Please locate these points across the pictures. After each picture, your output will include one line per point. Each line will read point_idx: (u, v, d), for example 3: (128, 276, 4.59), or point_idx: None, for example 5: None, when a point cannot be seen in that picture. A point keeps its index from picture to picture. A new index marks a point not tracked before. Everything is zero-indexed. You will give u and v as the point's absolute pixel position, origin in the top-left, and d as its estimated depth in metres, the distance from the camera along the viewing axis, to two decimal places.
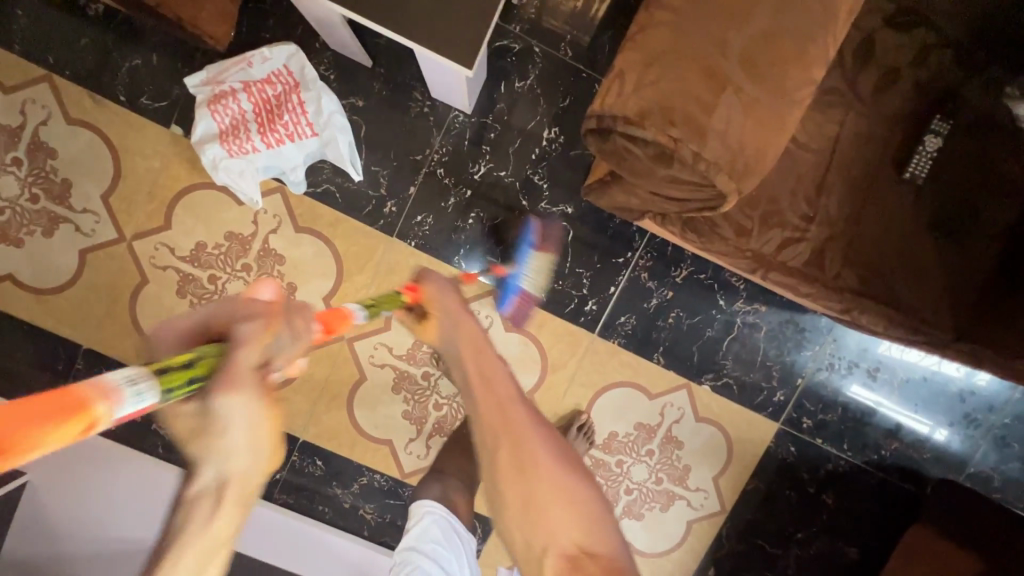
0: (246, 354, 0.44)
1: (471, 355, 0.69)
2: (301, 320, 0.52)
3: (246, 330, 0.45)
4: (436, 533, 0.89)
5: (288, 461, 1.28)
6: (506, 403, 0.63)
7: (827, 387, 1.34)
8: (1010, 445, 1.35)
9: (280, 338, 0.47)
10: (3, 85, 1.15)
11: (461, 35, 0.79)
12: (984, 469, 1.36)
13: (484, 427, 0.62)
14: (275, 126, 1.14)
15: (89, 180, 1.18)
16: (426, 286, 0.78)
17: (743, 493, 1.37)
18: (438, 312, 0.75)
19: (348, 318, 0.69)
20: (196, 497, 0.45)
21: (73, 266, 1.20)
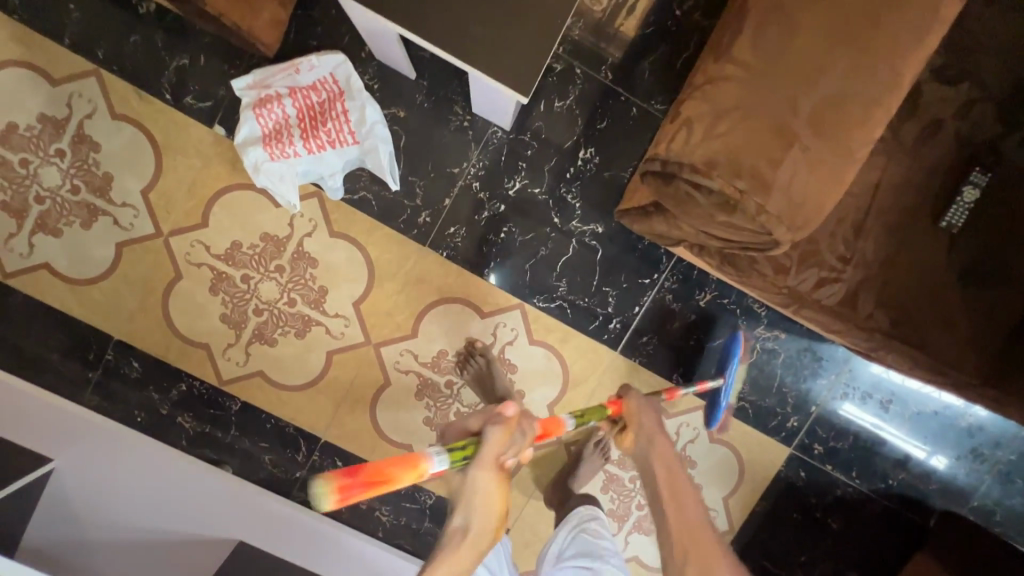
0: (491, 447, 0.65)
1: (668, 479, 0.89)
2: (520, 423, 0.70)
3: (491, 432, 0.66)
4: None
5: (308, 461, 1.30)
6: (698, 529, 0.82)
7: (840, 415, 1.37)
8: (1014, 481, 1.38)
9: (514, 437, 0.68)
10: (51, 77, 1.18)
11: (518, 63, 0.81)
12: (988, 503, 1.39)
13: (679, 545, 0.81)
14: (318, 133, 1.16)
15: (130, 174, 1.21)
16: (630, 403, 1.01)
17: (752, 514, 1.39)
18: (637, 427, 0.97)
19: (562, 425, 0.86)
20: (452, 534, 0.63)
21: (109, 257, 1.23)
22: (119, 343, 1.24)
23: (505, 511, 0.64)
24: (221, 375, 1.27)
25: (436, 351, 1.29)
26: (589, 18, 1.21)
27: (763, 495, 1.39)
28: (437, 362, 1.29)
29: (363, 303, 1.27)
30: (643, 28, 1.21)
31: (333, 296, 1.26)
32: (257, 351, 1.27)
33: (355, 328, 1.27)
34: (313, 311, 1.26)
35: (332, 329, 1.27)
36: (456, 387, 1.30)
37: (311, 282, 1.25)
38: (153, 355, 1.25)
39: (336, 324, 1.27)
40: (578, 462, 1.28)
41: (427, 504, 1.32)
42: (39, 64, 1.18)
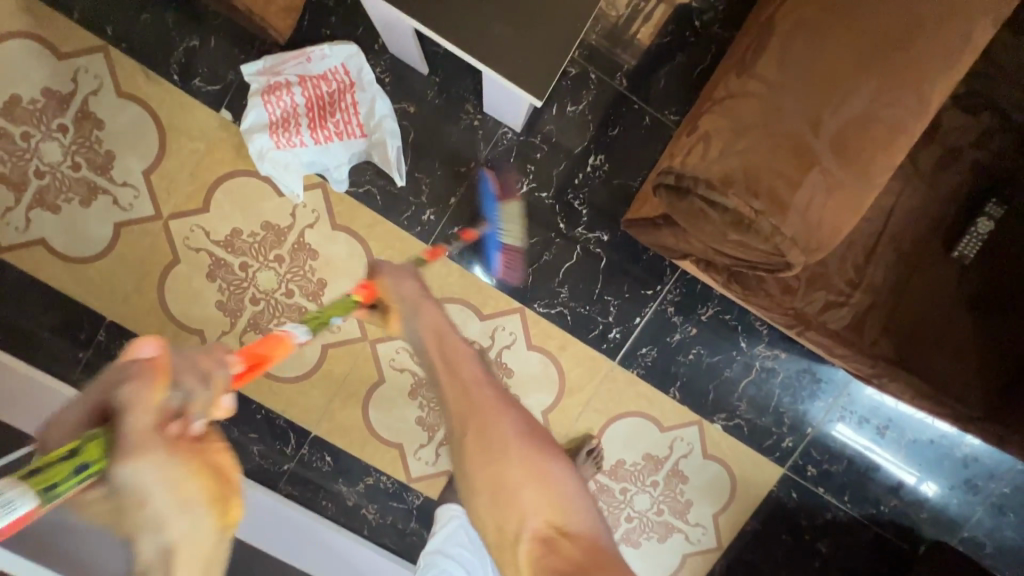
0: (134, 419, 0.42)
1: (435, 347, 0.71)
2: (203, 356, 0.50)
3: (126, 394, 0.43)
4: (461, 539, 0.94)
5: (296, 454, 1.28)
6: (473, 391, 0.67)
7: (835, 438, 1.36)
8: (1006, 514, 1.37)
9: (177, 389, 0.46)
10: (58, 51, 1.16)
11: (535, 66, 0.80)
12: (979, 534, 1.37)
13: (453, 418, 0.66)
14: (326, 123, 1.14)
15: (132, 154, 1.19)
16: (380, 282, 0.75)
17: (741, 533, 1.38)
18: (401, 304, 0.74)
19: (285, 340, 0.64)
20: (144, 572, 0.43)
21: (106, 237, 1.21)
22: (112, 325, 1.23)
23: (236, 477, 0.48)
24: None
25: None
26: (608, 24, 1.19)
27: (754, 514, 1.38)
28: None
29: None
30: (660, 37, 1.20)
31: (331, 289, 1.24)
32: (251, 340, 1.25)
33: (352, 322, 1.26)
34: (310, 303, 1.24)
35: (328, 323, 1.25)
36: None
37: (310, 273, 1.24)
38: (146, 339, 1.24)
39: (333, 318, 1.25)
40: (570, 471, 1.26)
41: (414, 505, 1.31)
42: (46, 36, 1.16)
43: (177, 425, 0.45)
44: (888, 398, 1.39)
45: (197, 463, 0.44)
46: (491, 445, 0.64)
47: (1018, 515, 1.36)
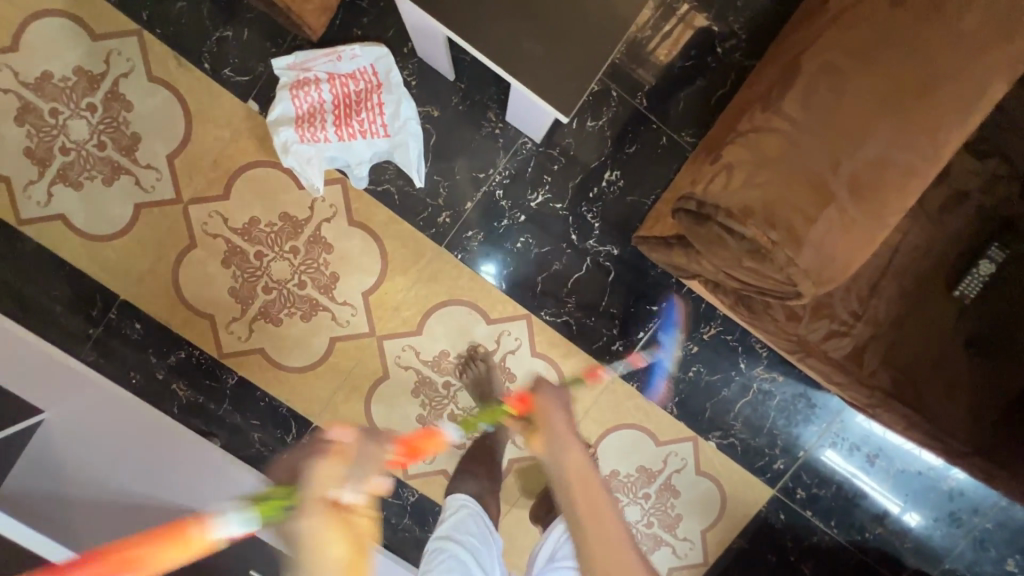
0: (313, 487, 0.56)
1: (582, 490, 0.71)
2: (376, 461, 0.64)
3: (311, 469, 0.58)
4: (470, 525, 0.93)
5: (296, 444, 1.30)
6: (588, 477, 0.71)
7: (826, 464, 1.39)
8: (987, 549, 1.39)
9: (351, 472, 0.60)
10: (93, 32, 1.18)
11: (564, 83, 0.82)
12: (959, 567, 1.40)
13: (587, 562, 0.68)
14: (350, 121, 1.17)
15: (158, 137, 1.21)
16: (539, 399, 0.79)
17: (728, 551, 1.40)
18: (547, 429, 0.76)
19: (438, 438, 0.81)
20: None
21: (126, 217, 1.22)
22: (124, 304, 1.24)
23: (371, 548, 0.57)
24: (222, 348, 1.27)
25: (438, 350, 1.30)
26: (632, 45, 1.22)
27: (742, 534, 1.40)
28: (439, 362, 1.30)
29: (371, 294, 1.27)
30: (683, 60, 1.23)
31: (343, 283, 1.26)
32: (260, 328, 1.27)
33: (360, 318, 1.28)
34: (321, 296, 1.26)
35: (337, 316, 1.27)
36: (453, 389, 1.31)
37: (323, 266, 1.26)
38: (157, 320, 1.25)
39: (342, 312, 1.27)
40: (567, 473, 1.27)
41: (409, 501, 1.32)
42: (82, 16, 1.18)
43: (335, 497, 0.56)
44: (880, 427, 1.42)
45: (343, 529, 0.54)
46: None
47: (999, 551, 1.39)
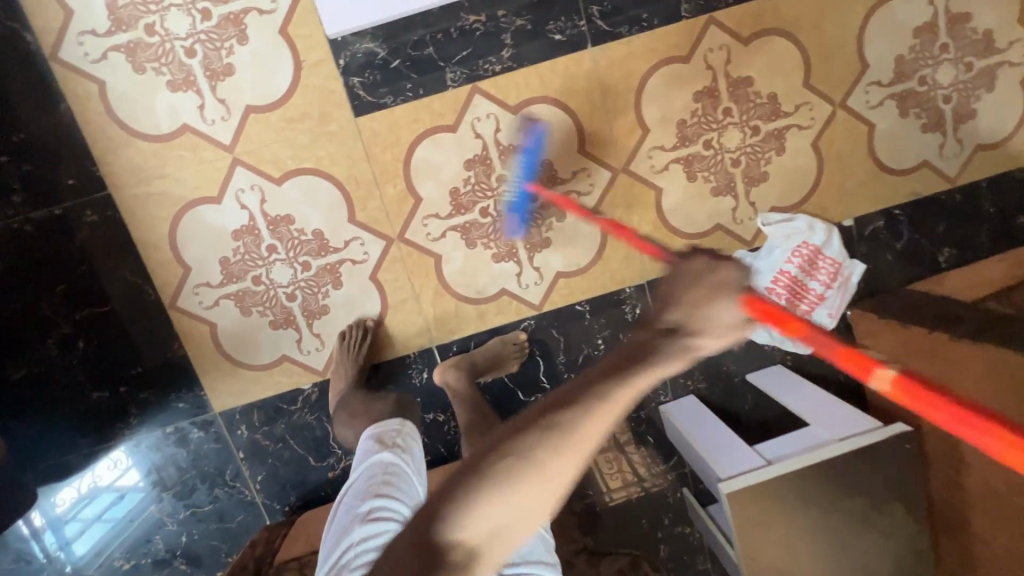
0: (739, 279, 0.48)
1: None
2: (697, 311, 0.49)
3: (725, 314, 0.48)
4: (411, 447, 0.99)
5: (584, 12, 1.13)
6: None
7: (214, 468, 1.28)
8: (31, 557, 1.26)
9: None
10: (986, 148, 1.27)
11: (735, 498, 0.98)
12: (31, 524, 1.25)
13: None
14: (783, 288, 1.26)
15: (890, 131, 1.25)
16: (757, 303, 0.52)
17: (170, 331, 1.21)
18: None
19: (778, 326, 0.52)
20: None
21: (866, 48, 1.20)
22: None
23: None
24: (713, 29, 1.16)
25: (565, 211, 1.22)
26: (638, 482, 1.38)
27: (145, 355, 1.22)
28: (556, 203, 1.21)
29: (651, 194, 1.23)
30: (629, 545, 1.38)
31: (682, 180, 1.23)
32: (700, 74, 1.18)
33: (641, 166, 1.21)
34: (685, 149, 1.21)
35: (659, 148, 1.21)
36: (522, 197, 1.20)
37: (704, 174, 1.23)
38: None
39: (658, 157, 1.21)
40: (465, 404, 1.15)
41: (446, 70, 1.13)
42: (998, 149, 1.28)
43: None
44: (207, 539, 1.31)
45: None
46: (545, 424, 0.51)
47: (20, 566, 1.26)
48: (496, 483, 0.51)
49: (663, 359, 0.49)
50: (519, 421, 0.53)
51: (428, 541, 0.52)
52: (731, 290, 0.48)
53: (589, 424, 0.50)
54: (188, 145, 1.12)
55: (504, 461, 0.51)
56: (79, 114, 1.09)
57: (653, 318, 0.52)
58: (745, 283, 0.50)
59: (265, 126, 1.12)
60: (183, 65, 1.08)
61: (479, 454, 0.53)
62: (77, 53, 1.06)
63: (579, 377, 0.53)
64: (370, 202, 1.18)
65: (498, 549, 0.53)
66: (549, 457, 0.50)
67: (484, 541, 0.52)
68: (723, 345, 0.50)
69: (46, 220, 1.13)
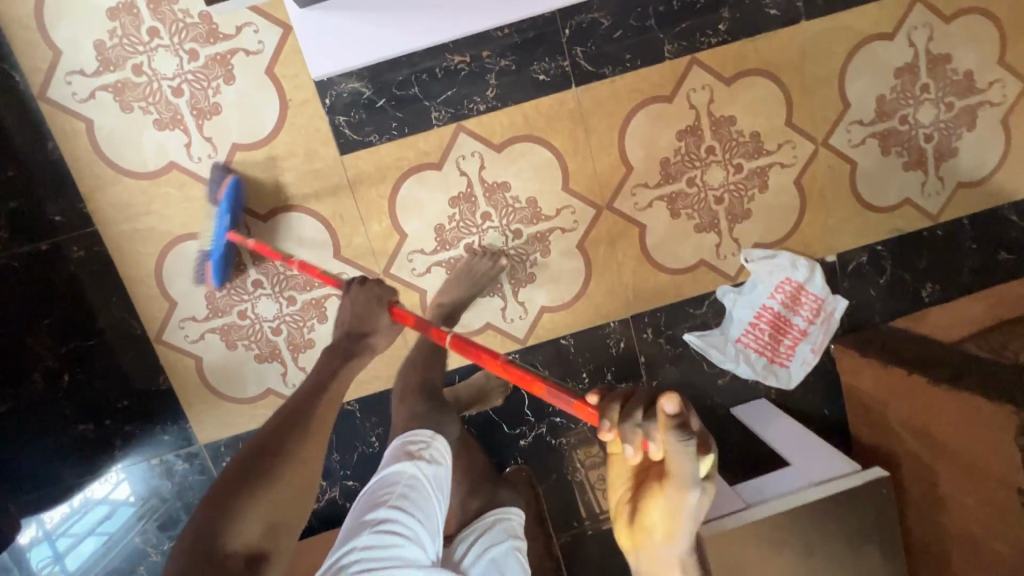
0: (383, 288, 0.92)
1: None
2: (364, 310, 0.90)
3: (382, 319, 0.90)
4: (434, 462, 0.91)
5: (568, 53, 1.14)
6: None
7: (198, 500, 1.28)
8: None
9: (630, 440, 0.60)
10: (969, 185, 1.28)
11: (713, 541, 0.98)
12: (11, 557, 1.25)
13: None
14: (765, 323, 1.27)
15: (872, 169, 1.26)
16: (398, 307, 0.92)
17: (156, 364, 1.22)
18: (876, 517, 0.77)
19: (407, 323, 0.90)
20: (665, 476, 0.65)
21: (847, 88, 1.22)
22: (796, 23, 1.17)
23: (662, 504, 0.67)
24: (696, 70, 1.18)
25: (549, 246, 1.23)
26: None
27: (130, 388, 1.22)
28: (540, 239, 1.22)
29: (635, 231, 1.24)
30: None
31: (665, 216, 1.24)
32: (683, 114, 1.19)
33: (625, 203, 1.23)
34: (668, 187, 1.22)
35: (642, 186, 1.22)
36: (506, 233, 1.21)
37: (687, 211, 1.24)
38: (762, 37, 1.17)
39: (642, 195, 1.22)
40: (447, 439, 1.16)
41: (432, 109, 1.14)
42: (980, 187, 1.29)
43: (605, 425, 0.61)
44: None
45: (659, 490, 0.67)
46: (288, 428, 0.75)
47: None
48: (268, 474, 0.70)
49: (355, 357, 0.86)
50: (268, 429, 0.75)
51: (215, 543, 0.65)
52: (382, 302, 0.91)
53: (321, 411, 0.78)
54: (174, 182, 1.13)
55: (263, 455, 0.72)
56: (67, 152, 1.10)
57: (338, 337, 0.89)
58: (389, 299, 0.92)
59: (251, 163, 1.13)
60: (170, 104, 1.09)
61: (244, 461, 0.72)
62: (65, 92, 1.07)
63: (303, 391, 0.81)
64: (355, 237, 1.18)
65: (275, 542, 0.69)
66: (297, 450, 0.73)
67: (259, 535, 0.68)
68: (388, 339, 0.92)
69: (33, 255, 1.13)
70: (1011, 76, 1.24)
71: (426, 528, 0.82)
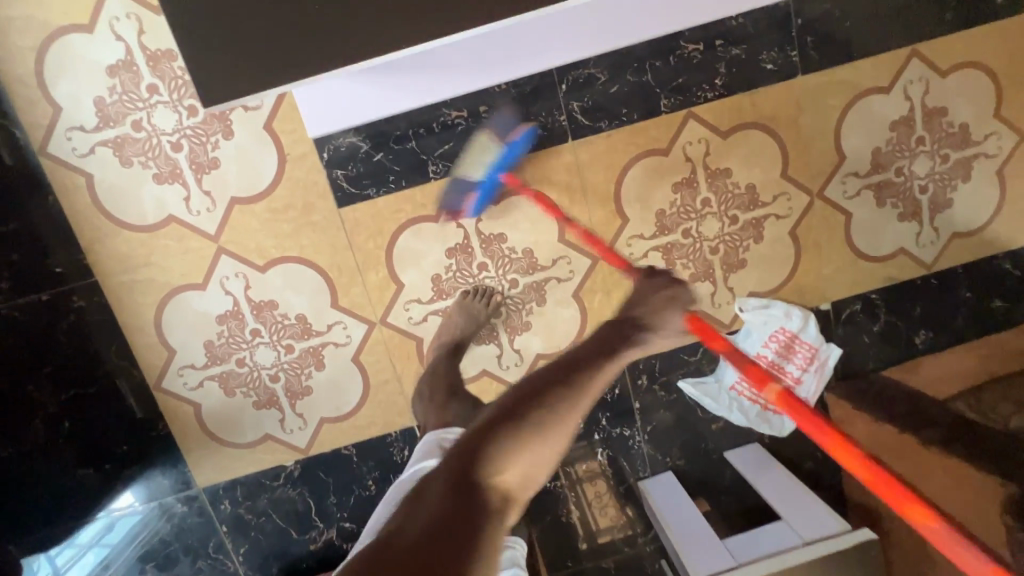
0: (686, 292, 0.74)
1: None
2: (661, 298, 0.73)
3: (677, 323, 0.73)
4: None
5: (565, 108, 1.15)
6: None
7: (196, 542, 1.29)
8: None
9: None
10: (963, 236, 1.29)
11: None
12: None
13: None
14: (760, 371, 1.28)
15: (867, 219, 1.27)
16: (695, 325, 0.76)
17: (155, 410, 1.23)
18: None
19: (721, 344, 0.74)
20: None
21: (843, 141, 1.22)
22: (792, 76, 1.18)
23: None
24: (692, 123, 1.18)
25: (546, 296, 1.24)
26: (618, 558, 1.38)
27: (129, 433, 1.23)
28: (537, 288, 1.23)
29: (631, 281, 1.25)
30: None
31: (661, 266, 1.25)
32: (679, 166, 1.20)
33: (621, 254, 1.23)
34: (664, 237, 1.23)
35: (638, 236, 1.23)
36: (503, 282, 1.22)
37: (683, 261, 1.25)
38: (758, 91, 1.18)
39: (638, 245, 1.23)
40: None
41: (429, 163, 1.15)
42: (974, 237, 1.29)
43: None
44: None
45: None
46: (566, 379, 0.63)
47: None
48: (529, 427, 0.60)
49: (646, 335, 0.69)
50: (550, 372, 0.64)
51: (471, 478, 0.58)
52: (680, 305, 0.73)
53: (607, 370, 0.65)
54: (173, 234, 1.14)
55: (544, 403, 0.61)
56: (67, 206, 1.11)
57: (621, 314, 0.72)
58: (687, 306, 0.74)
59: (249, 216, 1.14)
60: (170, 159, 1.10)
61: (519, 399, 0.62)
62: (65, 148, 1.08)
63: (593, 338, 0.68)
64: (352, 288, 1.20)
65: (524, 491, 0.62)
66: (572, 408, 0.62)
67: (513, 484, 0.60)
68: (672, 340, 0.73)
69: (33, 306, 1.15)
70: (1006, 129, 1.24)
71: None
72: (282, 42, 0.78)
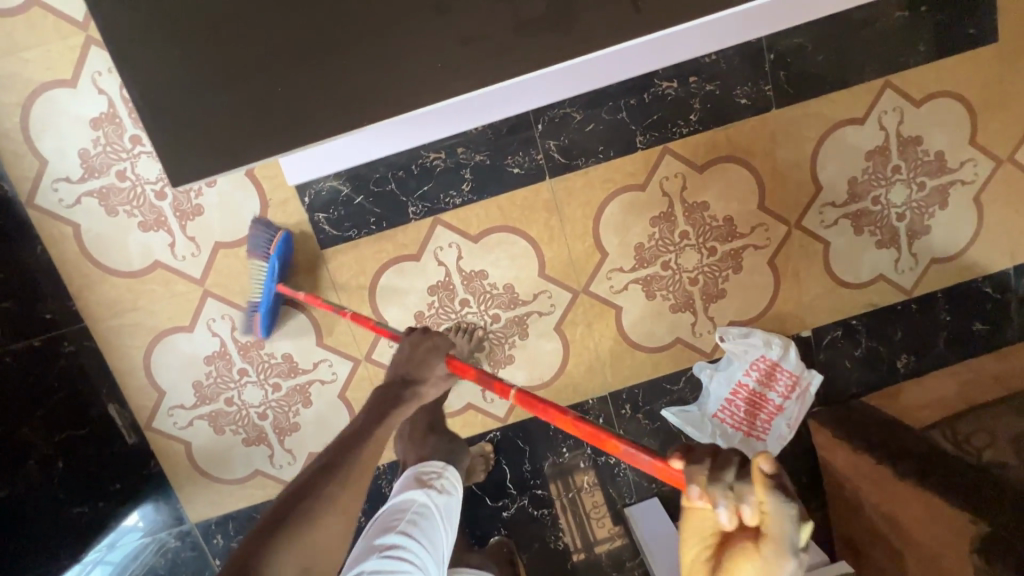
0: (440, 339, 0.94)
1: None
2: (417, 363, 0.90)
3: (434, 372, 0.90)
4: (442, 493, 0.96)
5: (541, 146, 1.17)
6: None
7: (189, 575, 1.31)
8: None
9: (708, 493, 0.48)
10: (942, 262, 1.30)
11: None
12: None
13: None
14: (742, 399, 1.27)
15: (845, 247, 1.28)
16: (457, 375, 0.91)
17: (147, 449, 1.26)
18: None
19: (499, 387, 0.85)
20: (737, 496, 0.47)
21: (819, 171, 1.23)
22: (766, 109, 1.19)
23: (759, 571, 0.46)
24: (668, 159, 1.20)
25: (527, 330, 1.25)
26: None
27: (123, 471, 1.25)
28: (519, 323, 1.25)
29: (611, 313, 1.27)
30: None
31: (641, 298, 1.26)
32: (656, 201, 1.22)
33: (601, 287, 1.25)
34: (643, 270, 1.25)
35: (617, 269, 1.24)
36: (485, 317, 1.24)
37: (662, 293, 1.26)
38: (732, 126, 1.20)
39: (617, 278, 1.25)
40: None
41: (408, 205, 1.17)
42: (954, 263, 1.30)
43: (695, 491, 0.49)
44: None
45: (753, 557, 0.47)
46: (331, 459, 0.77)
47: None
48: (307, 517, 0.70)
49: (398, 402, 0.86)
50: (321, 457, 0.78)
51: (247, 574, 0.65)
52: (438, 352, 0.92)
53: (366, 445, 0.80)
54: (159, 279, 1.16)
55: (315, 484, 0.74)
56: (55, 255, 1.14)
57: (390, 378, 0.90)
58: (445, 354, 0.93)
59: (233, 260, 1.16)
60: (154, 207, 1.13)
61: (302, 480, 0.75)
62: (52, 199, 1.11)
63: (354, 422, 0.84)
64: (337, 327, 1.22)
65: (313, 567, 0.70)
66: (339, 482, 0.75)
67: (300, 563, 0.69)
68: (436, 390, 0.92)
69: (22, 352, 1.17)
70: (982, 156, 1.25)
71: (436, 553, 0.87)
72: (241, 122, 0.86)
